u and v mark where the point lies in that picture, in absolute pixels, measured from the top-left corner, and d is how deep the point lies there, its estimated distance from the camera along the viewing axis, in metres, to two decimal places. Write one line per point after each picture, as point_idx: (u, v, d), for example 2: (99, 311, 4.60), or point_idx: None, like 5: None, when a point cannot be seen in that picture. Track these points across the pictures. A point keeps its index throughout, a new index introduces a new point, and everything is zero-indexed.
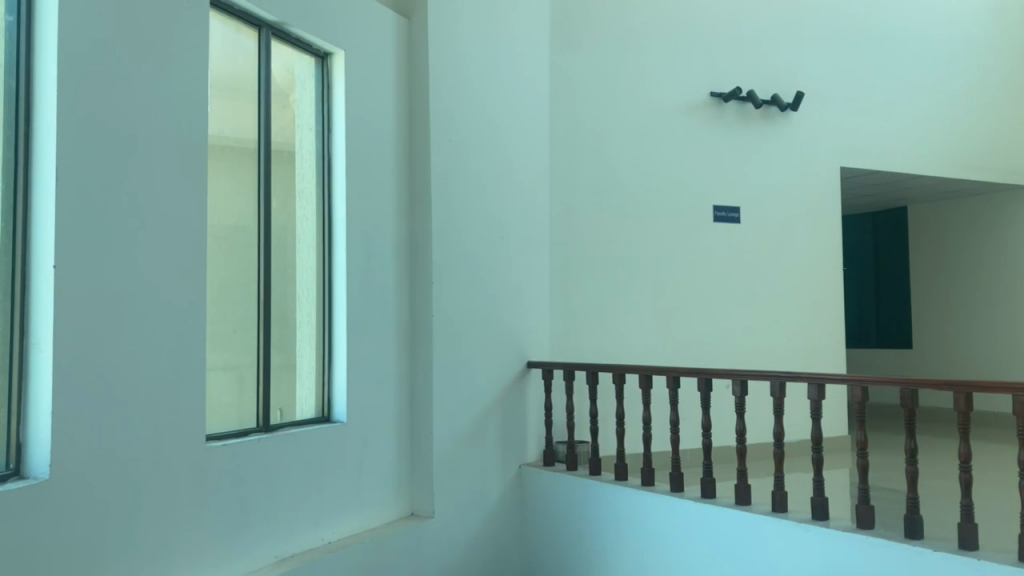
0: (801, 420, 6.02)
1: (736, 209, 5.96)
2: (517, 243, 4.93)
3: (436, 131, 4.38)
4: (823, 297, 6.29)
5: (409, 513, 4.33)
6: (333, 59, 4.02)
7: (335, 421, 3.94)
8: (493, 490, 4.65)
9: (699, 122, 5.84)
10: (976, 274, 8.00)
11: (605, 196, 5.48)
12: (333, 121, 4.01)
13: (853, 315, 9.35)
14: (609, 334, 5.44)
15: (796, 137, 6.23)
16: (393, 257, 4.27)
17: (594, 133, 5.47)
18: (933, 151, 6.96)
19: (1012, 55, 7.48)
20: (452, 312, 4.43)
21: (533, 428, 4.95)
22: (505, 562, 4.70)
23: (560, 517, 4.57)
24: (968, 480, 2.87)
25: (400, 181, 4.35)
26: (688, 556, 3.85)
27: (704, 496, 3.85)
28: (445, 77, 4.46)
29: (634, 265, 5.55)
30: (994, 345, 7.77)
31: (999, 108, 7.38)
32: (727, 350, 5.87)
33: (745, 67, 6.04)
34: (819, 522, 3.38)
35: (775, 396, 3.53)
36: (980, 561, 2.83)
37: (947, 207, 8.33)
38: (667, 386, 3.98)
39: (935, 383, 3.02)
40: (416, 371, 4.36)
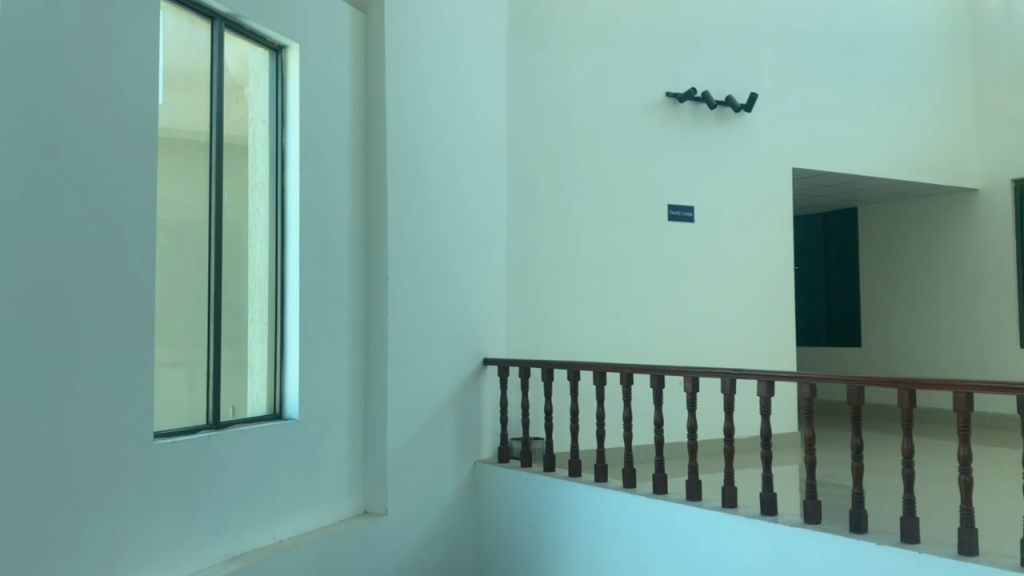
0: (752, 416, 6.10)
1: (690, 208, 6.02)
2: (473, 240, 4.91)
3: (392, 127, 4.36)
4: (773, 295, 6.39)
5: (362, 511, 4.31)
6: (287, 52, 3.97)
7: (287, 418, 3.90)
8: (447, 487, 4.64)
9: (656, 121, 5.88)
10: (922, 274, 8.21)
11: (561, 193, 5.50)
12: (287, 115, 3.97)
13: (803, 315, 9.47)
14: (565, 332, 5.45)
15: (750, 138, 6.31)
16: (348, 253, 4.24)
17: (550, 130, 5.47)
18: (883, 153, 7.09)
19: (957, 60, 7.67)
20: (407, 307, 4.41)
21: (487, 425, 4.94)
22: (459, 559, 4.70)
23: (515, 514, 4.59)
24: (910, 475, 2.92)
25: (356, 177, 4.31)
26: (639, 552, 3.89)
27: (656, 492, 3.89)
28: (401, 71, 4.43)
29: (588, 264, 5.57)
30: (940, 345, 7.99)
31: (946, 112, 7.55)
32: (681, 348, 5.93)
33: (701, 68, 6.10)
34: (767, 517, 3.43)
35: (725, 393, 3.58)
36: (921, 555, 2.90)
37: (897, 209, 8.50)
38: (621, 382, 4.01)
39: (880, 380, 3.08)
40: (371, 368, 4.33)
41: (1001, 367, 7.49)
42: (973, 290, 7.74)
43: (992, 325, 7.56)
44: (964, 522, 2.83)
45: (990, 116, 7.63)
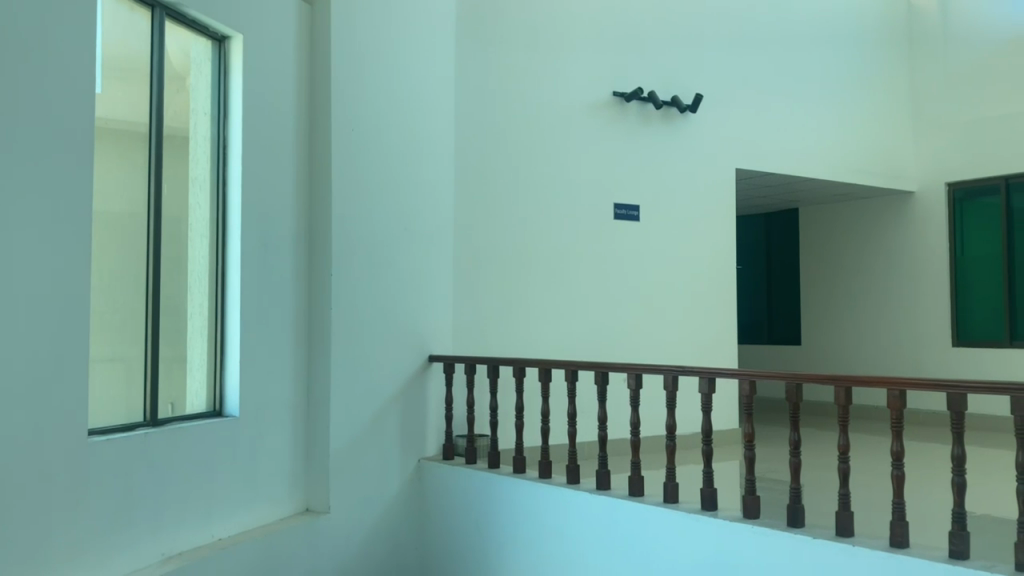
0: (693, 413, 6.19)
1: (636, 207, 6.07)
2: (421, 236, 4.89)
3: (338, 121, 4.31)
4: (714, 294, 6.49)
5: (304, 509, 4.26)
6: (231, 42, 3.90)
7: (227, 415, 3.83)
8: (391, 485, 4.61)
9: (603, 120, 5.92)
10: (860, 275, 8.41)
11: (510, 190, 5.49)
12: (229, 107, 3.90)
13: (746, 314, 9.61)
14: (511, 329, 5.45)
15: (695, 138, 6.39)
16: (291, 248, 4.18)
17: (498, 127, 5.46)
18: (824, 156, 7.24)
19: (895, 66, 7.87)
20: (351, 303, 4.37)
21: (433, 422, 4.92)
22: (402, 557, 4.67)
23: (458, 511, 4.58)
24: (845, 470, 2.98)
25: (300, 171, 4.25)
26: (582, 547, 3.92)
27: (599, 488, 3.92)
28: (348, 65, 4.39)
29: (536, 261, 5.58)
30: (877, 344, 8.20)
31: (883, 117, 7.74)
32: (625, 346, 5.98)
33: (648, 69, 6.15)
34: (707, 512, 3.48)
35: (668, 390, 3.61)
36: (853, 547, 2.96)
37: (837, 211, 8.68)
38: (566, 379, 4.02)
39: (818, 377, 3.13)
40: (314, 364, 4.28)
41: (935, 365, 7.73)
42: (910, 291, 7.96)
43: (927, 323, 7.79)
44: (896, 515, 2.90)
45: (927, 121, 7.86)
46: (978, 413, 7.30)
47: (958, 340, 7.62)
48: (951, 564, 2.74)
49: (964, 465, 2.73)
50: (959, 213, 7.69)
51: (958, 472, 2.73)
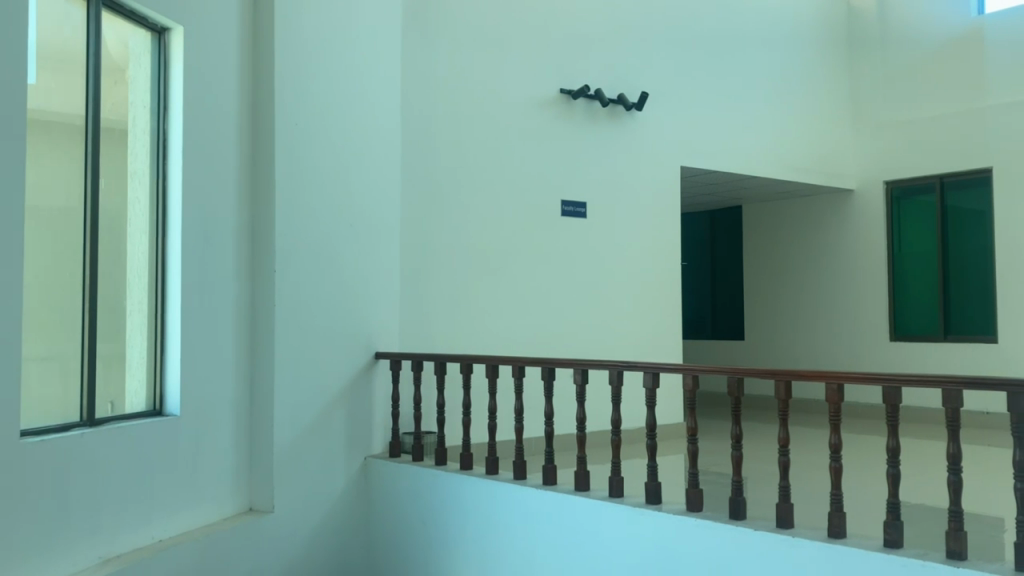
0: (639, 408, 6.25)
1: (583, 203, 6.11)
2: (367, 232, 4.84)
3: (281, 116, 4.25)
4: (659, 290, 6.59)
5: (247, 508, 4.21)
6: (171, 34, 3.82)
7: (168, 414, 3.76)
8: (336, 483, 4.57)
9: (550, 117, 5.94)
10: (802, 271, 8.57)
11: (458, 186, 5.47)
12: (170, 100, 3.82)
13: (690, 309, 9.71)
14: (458, 326, 5.43)
15: (640, 136, 6.45)
16: (234, 245, 4.11)
17: (446, 123, 5.42)
18: (767, 155, 7.37)
19: (836, 67, 8.05)
20: (294, 299, 4.31)
21: (379, 419, 4.88)
22: (348, 556, 4.63)
23: (405, 508, 4.56)
24: (785, 463, 3.04)
25: (242, 167, 4.18)
26: (529, 543, 3.93)
27: (546, 483, 3.93)
28: (291, 59, 4.33)
29: (485, 258, 5.58)
30: (818, 338, 8.37)
31: (824, 117, 7.90)
32: (572, 341, 6.01)
33: (595, 67, 6.19)
34: (651, 506, 3.52)
35: (613, 385, 3.64)
36: (793, 539, 3.02)
37: (779, 209, 8.83)
38: (512, 375, 4.03)
39: (759, 372, 3.18)
40: (258, 362, 4.22)
41: (875, 358, 7.92)
42: (850, 286, 8.14)
43: (866, 318, 7.99)
44: (834, 506, 2.96)
45: (866, 121, 8.05)
46: (913, 405, 7.51)
47: (896, 334, 7.81)
48: (886, 553, 2.81)
49: (898, 456, 2.80)
50: (896, 211, 7.87)
51: (893, 463, 2.80)
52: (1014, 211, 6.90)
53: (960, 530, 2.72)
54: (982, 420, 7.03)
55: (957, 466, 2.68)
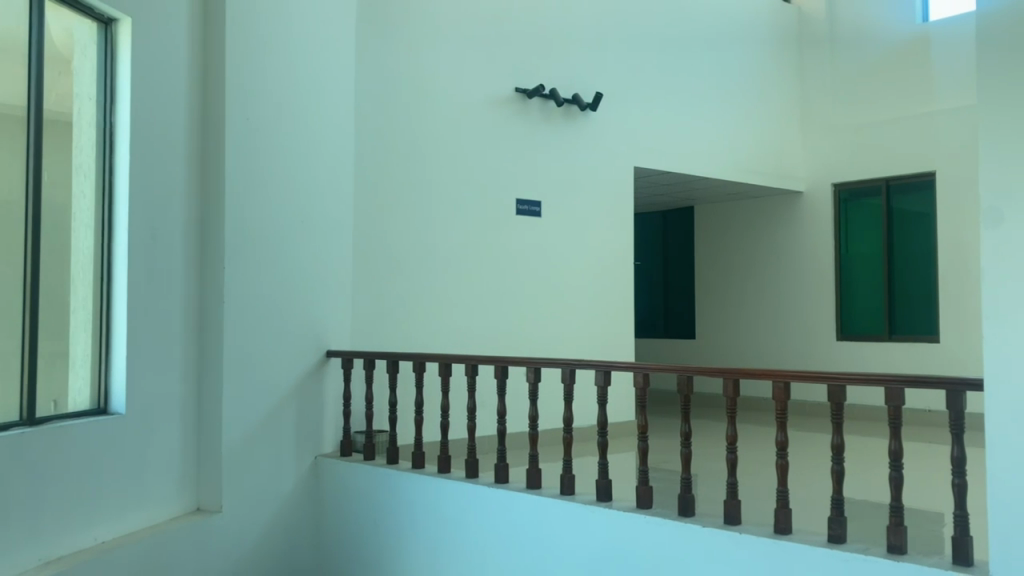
0: (590, 406, 6.29)
1: (537, 203, 6.13)
2: (319, 229, 4.79)
3: (231, 111, 4.19)
4: (611, 290, 6.64)
5: (194, 509, 4.14)
6: (118, 25, 3.74)
7: (113, 412, 3.69)
8: (286, 482, 4.52)
9: (505, 116, 5.95)
10: (752, 271, 8.69)
11: (413, 183, 5.44)
12: (116, 92, 3.74)
13: (643, 308, 9.79)
14: (412, 324, 5.40)
15: (594, 135, 6.49)
16: (182, 241, 4.04)
17: (400, 119, 5.39)
18: (719, 156, 7.46)
19: (787, 71, 8.18)
20: (244, 296, 4.25)
21: (330, 418, 4.84)
22: (298, 556, 4.58)
23: (356, 507, 4.52)
24: (733, 460, 3.07)
25: (192, 162, 4.12)
26: (481, 542, 3.93)
27: (498, 481, 3.93)
28: (243, 53, 4.27)
29: (439, 255, 5.56)
30: (767, 337, 8.49)
31: (775, 119, 8.03)
32: (525, 339, 6.03)
33: (549, 67, 6.22)
34: (602, 503, 3.54)
35: (566, 383, 3.65)
36: (740, 534, 3.06)
37: (730, 209, 8.94)
38: (465, 373, 4.01)
39: (708, 370, 3.21)
40: (207, 359, 4.16)
41: (822, 357, 8.06)
42: (799, 286, 8.27)
43: (814, 317, 8.13)
44: (780, 503, 3.01)
45: (815, 125, 8.20)
46: (858, 403, 7.67)
47: (842, 334, 7.97)
48: (831, 548, 2.86)
49: (842, 453, 2.84)
50: (844, 213, 8.03)
51: (837, 460, 2.85)
52: (956, 213, 7.07)
53: (901, 525, 2.78)
54: (924, 418, 7.21)
55: (898, 463, 2.74)
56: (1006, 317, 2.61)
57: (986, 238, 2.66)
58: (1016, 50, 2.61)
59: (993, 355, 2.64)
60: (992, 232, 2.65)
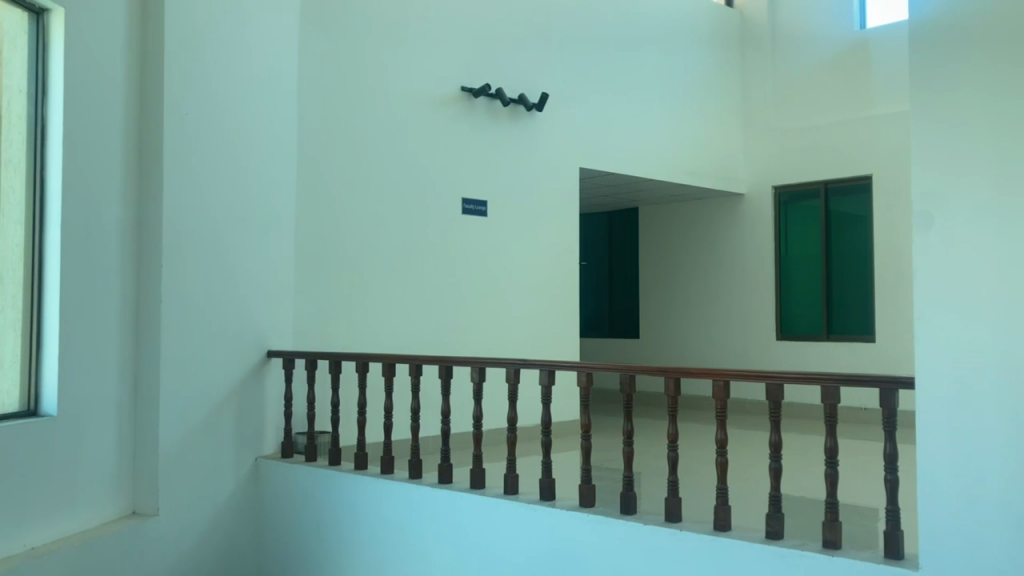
0: (534, 406, 6.31)
1: (483, 203, 6.13)
2: (261, 227, 4.71)
3: (170, 105, 4.09)
4: (555, 289, 6.67)
5: (129, 512, 4.05)
6: (50, 16, 3.65)
7: (43, 414, 3.59)
8: (225, 484, 4.44)
9: (451, 115, 5.93)
10: (694, 272, 8.80)
11: (358, 181, 5.39)
12: (48, 85, 3.64)
13: (588, 308, 9.83)
14: (356, 324, 5.35)
15: (540, 136, 6.51)
16: (118, 239, 3.95)
17: (345, 117, 5.32)
18: (662, 158, 7.54)
19: (728, 74, 8.32)
20: (182, 294, 4.17)
21: (271, 418, 4.75)
22: (237, 560, 4.50)
23: (298, 509, 4.46)
24: (674, 458, 3.10)
25: (128, 157, 4.02)
26: (425, 544, 3.90)
27: (441, 481, 3.91)
28: (183, 47, 4.18)
29: (383, 254, 5.51)
30: (709, 337, 8.61)
31: (717, 122, 8.15)
32: (470, 339, 6.02)
33: (495, 66, 6.22)
34: (545, 502, 3.55)
35: (510, 383, 3.65)
36: (680, 532, 3.09)
37: (674, 210, 9.03)
38: (409, 373, 3.98)
39: (649, 368, 3.24)
40: (143, 358, 4.06)
41: (761, 356, 8.22)
42: (741, 286, 8.40)
43: (754, 317, 8.28)
44: (720, 500, 3.04)
45: (757, 128, 8.34)
46: (796, 402, 7.82)
47: (782, 334, 8.13)
48: (768, 544, 2.90)
49: (780, 451, 2.89)
50: (784, 215, 8.18)
51: (775, 457, 2.89)
52: (891, 216, 7.26)
53: (836, 520, 2.83)
54: (859, 416, 7.37)
55: (833, 460, 2.79)
56: (937, 317, 2.68)
57: (918, 241, 2.73)
58: (944, 56, 2.68)
59: (924, 354, 2.71)
60: (923, 233, 2.72)
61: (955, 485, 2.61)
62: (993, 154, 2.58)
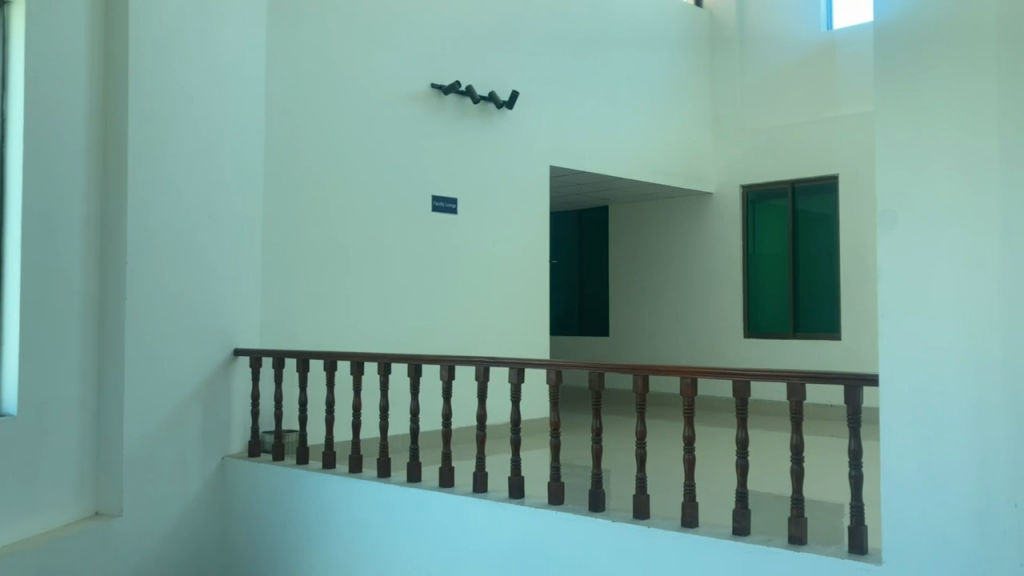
0: (504, 404, 6.31)
1: (453, 200, 6.11)
2: (229, 223, 4.66)
3: (134, 102, 4.05)
4: (525, 287, 6.67)
5: (92, 514, 4.04)
6: (13, 8, 3.69)
7: (4, 413, 3.61)
8: (192, 483, 4.39)
9: (421, 112, 5.91)
10: (663, 270, 8.85)
11: (327, 179, 5.35)
12: (11, 78, 3.67)
13: (558, 306, 9.86)
14: (325, 322, 5.32)
15: (510, 134, 6.51)
16: (81, 237, 3.93)
17: (314, 114, 5.28)
18: (632, 156, 7.58)
19: (697, 73, 8.37)
20: (148, 290, 4.12)
21: (238, 417, 4.66)
22: (202, 560, 4.46)
23: (266, 509, 4.41)
24: (642, 455, 3.11)
25: (92, 155, 4.00)
26: (395, 544, 3.87)
27: (410, 480, 3.90)
28: (147, 43, 4.14)
29: (352, 252, 5.48)
30: (677, 335, 8.67)
31: (686, 121, 8.21)
32: (439, 337, 6.01)
33: (466, 63, 6.21)
34: (515, 500, 3.54)
35: (480, 381, 3.65)
36: (648, 529, 3.11)
37: (644, 209, 9.08)
38: (378, 372, 3.96)
39: (618, 366, 3.25)
40: (106, 357, 4.03)
41: (729, 353, 8.29)
42: (709, 284, 8.46)
43: (722, 315, 8.34)
44: (687, 497, 3.06)
45: (725, 127, 8.41)
46: (763, 399, 7.89)
47: (749, 332, 8.20)
48: (735, 540, 2.92)
49: (746, 448, 2.91)
50: (752, 214, 8.25)
51: (741, 454, 2.91)
52: (856, 215, 7.35)
53: (801, 517, 2.86)
54: (825, 412, 7.46)
55: (799, 457, 2.82)
56: (901, 314, 2.71)
57: (882, 240, 2.76)
58: (908, 58, 2.71)
59: (889, 351, 2.74)
60: (888, 232, 2.75)
61: (921, 481, 2.65)
62: (957, 154, 2.62)
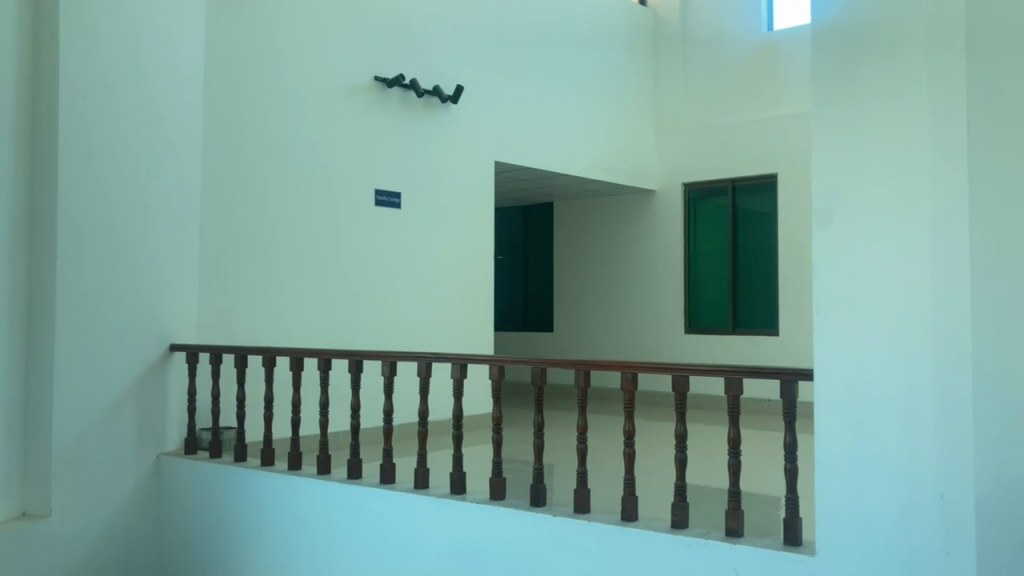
0: (446, 399, 6.29)
1: (397, 194, 6.07)
2: (166, 216, 4.55)
3: (65, 91, 3.95)
4: (468, 282, 6.65)
5: (19, 513, 3.93)
6: None
7: None
8: (125, 481, 4.28)
9: (364, 105, 5.84)
10: (606, 266, 8.91)
11: (267, 171, 5.26)
12: None
13: (502, 301, 9.86)
14: (264, 317, 5.23)
15: (454, 128, 6.49)
16: (7, 230, 3.84)
17: (254, 104, 5.18)
18: (575, 153, 7.61)
19: (641, 71, 8.44)
20: (79, 284, 4.02)
21: (174, 414, 4.56)
22: (135, 560, 4.35)
23: (202, 508, 4.32)
24: (583, 449, 3.12)
25: (20, 146, 3.90)
26: (335, 541, 3.82)
27: (350, 477, 3.85)
28: (79, 31, 4.03)
29: (293, 245, 5.40)
30: (619, 330, 8.74)
31: (629, 118, 8.27)
32: (382, 332, 5.96)
33: (410, 57, 6.16)
34: (456, 496, 3.53)
35: (422, 376, 3.62)
36: (588, 523, 3.12)
37: (587, 206, 9.12)
38: (318, 367, 3.91)
39: (560, 361, 3.25)
40: (35, 352, 3.94)
41: (669, 349, 8.39)
42: (651, 280, 8.54)
43: (663, 311, 8.43)
44: (627, 490, 3.09)
45: (668, 125, 8.49)
46: (702, 394, 8.00)
47: (690, 327, 8.31)
48: (673, 533, 2.95)
49: (685, 441, 2.94)
50: (693, 211, 8.36)
51: (680, 448, 2.94)
52: (793, 214, 7.50)
53: (738, 509, 2.90)
54: (762, 407, 7.59)
55: (736, 450, 2.86)
56: (838, 309, 2.76)
57: (818, 237, 2.81)
58: (844, 59, 2.76)
59: (826, 346, 2.78)
60: (823, 229, 2.80)
61: (854, 474, 2.70)
62: (889, 153, 2.68)
